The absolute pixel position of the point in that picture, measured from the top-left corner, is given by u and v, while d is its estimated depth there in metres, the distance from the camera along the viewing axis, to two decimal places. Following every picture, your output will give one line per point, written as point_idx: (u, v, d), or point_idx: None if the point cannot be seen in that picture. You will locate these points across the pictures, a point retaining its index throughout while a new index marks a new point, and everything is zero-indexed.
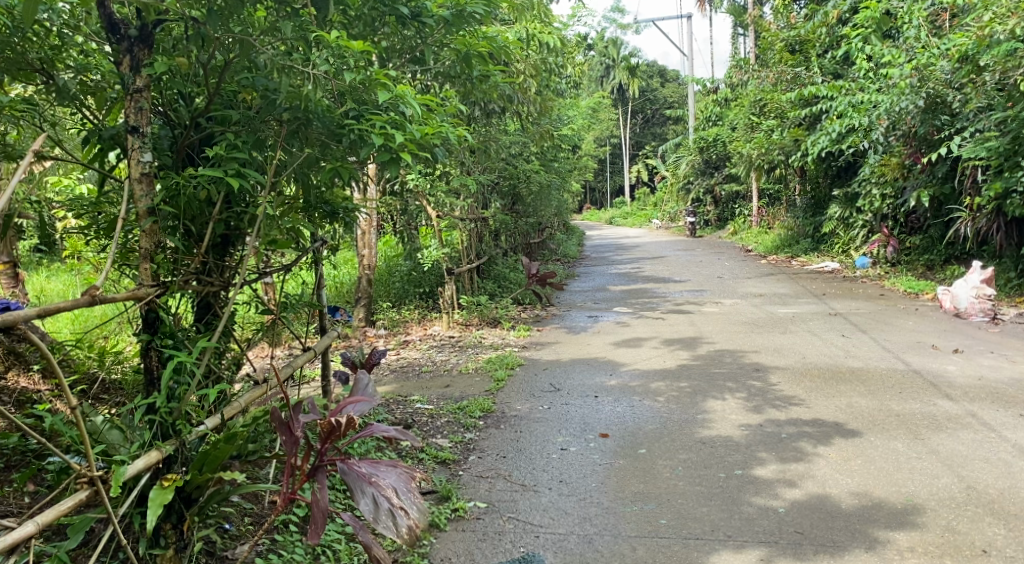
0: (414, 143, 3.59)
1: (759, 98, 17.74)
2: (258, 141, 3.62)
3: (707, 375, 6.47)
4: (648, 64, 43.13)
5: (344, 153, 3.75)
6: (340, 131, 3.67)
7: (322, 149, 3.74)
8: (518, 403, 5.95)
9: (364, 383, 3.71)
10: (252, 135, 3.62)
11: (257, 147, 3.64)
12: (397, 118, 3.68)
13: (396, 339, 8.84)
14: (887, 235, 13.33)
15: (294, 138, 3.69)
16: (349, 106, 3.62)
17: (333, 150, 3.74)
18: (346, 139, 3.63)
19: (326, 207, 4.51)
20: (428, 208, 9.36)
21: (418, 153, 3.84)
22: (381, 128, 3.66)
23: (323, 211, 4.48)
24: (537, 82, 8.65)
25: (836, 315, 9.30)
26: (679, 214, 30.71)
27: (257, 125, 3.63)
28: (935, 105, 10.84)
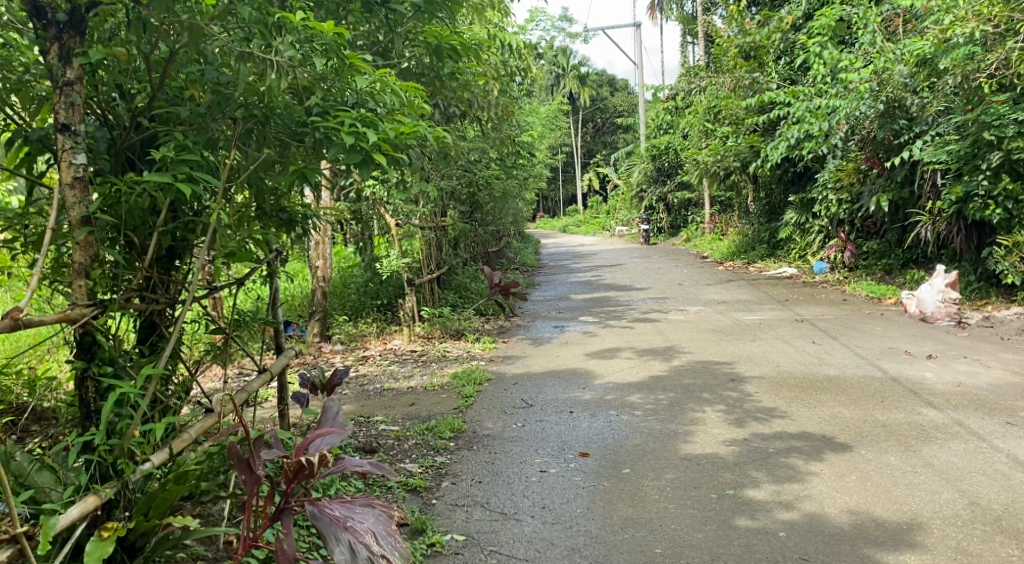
0: (387, 144, 3.25)
1: (713, 105, 17.69)
2: (208, 142, 3.27)
3: (684, 387, 6.22)
4: (597, 73, 43.19)
5: (306, 155, 3.43)
6: (302, 129, 3.35)
7: (281, 151, 3.44)
8: (488, 421, 5.63)
9: (333, 413, 3.36)
10: (200, 135, 3.26)
11: (208, 146, 3.28)
12: (367, 115, 3.35)
13: (354, 354, 8.45)
14: (845, 240, 13.29)
15: (250, 138, 3.38)
16: (314, 101, 3.32)
17: (294, 151, 3.43)
18: (310, 138, 3.33)
19: (283, 217, 4.16)
20: (388, 215, 9.08)
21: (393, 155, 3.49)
22: (349, 125, 3.34)
23: (280, 220, 4.16)
24: (496, 86, 8.36)
25: (803, 321, 9.14)
26: (632, 222, 30.65)
27: (207, 123, 3.27)
28: (892, 109, 10.70)
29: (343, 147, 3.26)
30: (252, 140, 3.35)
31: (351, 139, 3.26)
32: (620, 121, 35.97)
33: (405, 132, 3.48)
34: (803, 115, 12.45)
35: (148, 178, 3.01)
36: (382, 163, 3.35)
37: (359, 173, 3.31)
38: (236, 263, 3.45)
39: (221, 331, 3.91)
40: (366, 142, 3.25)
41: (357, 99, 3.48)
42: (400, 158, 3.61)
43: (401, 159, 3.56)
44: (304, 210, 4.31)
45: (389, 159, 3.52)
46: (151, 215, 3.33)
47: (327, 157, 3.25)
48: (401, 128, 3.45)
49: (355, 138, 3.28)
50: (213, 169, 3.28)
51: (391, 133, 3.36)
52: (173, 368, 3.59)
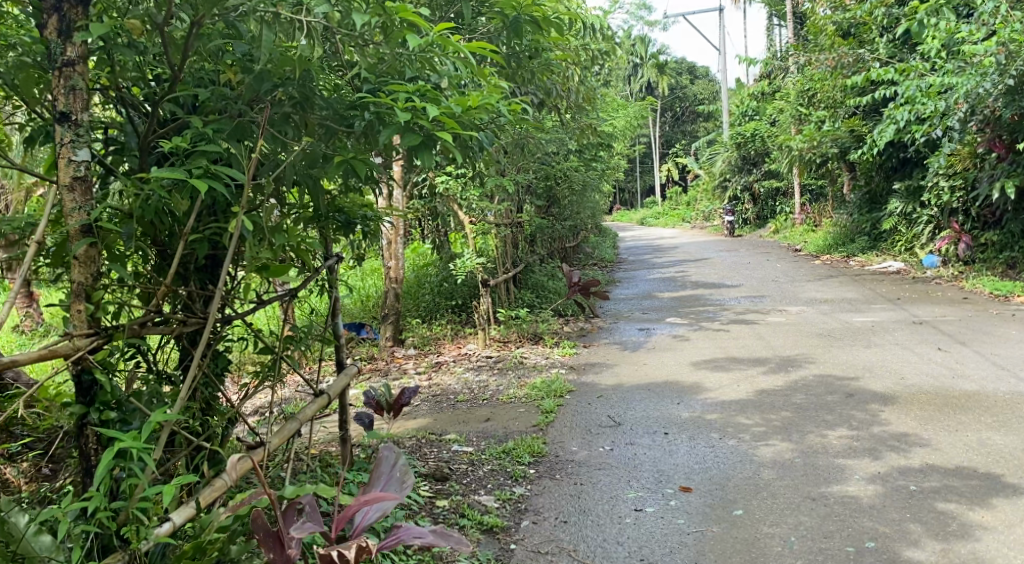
0: (452, 120, 2.70)
1: (807, 88, 16.71)
2: (238, 130, 2.80)
3: (797, 407, 5.54)
4: (678, 60, 41.95)
5: (359, 145, 2.88)
6: (350, 110, 2.85)
7: (328, 141, 2.90)
8: (572, 443, 4.98)
9: (391, 463, 2.80)
10: (228, 122, 2.79)
11: (236, 136, 2.80)
12: (427, 89, 2.81)
13: (427, 360, 7.90)
14: (959, 231, 12.25)
15: (288, 126, 2.88)
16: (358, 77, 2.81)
17: (342, 140, 2.88)
18: (358, 121, 2.80)
19: (339, 218, 3.67)
20: (461, 212, 8.54)
21: (462, 137, 2.91)
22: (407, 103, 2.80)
23: (337, 222, 3.68)
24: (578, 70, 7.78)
25: (922, 324, 8.29)
26: (715, 214, 29.50)
27: (240, 108, 2.82)
28: (1020, 85, 10.11)
29: (399, 128, 2.73)
30: (291, 126, 2.86)
31: (408, 118, 2.72)
32: (701, 110, 34.76)
33: (473, 108, 2.91)
34: (914, 95, 11.51)
35: (158, 176, 2.53)
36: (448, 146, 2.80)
37: (418, 160, 2.76)
38: (278, 274, 2.88)
39: (271, 349, 3.34)
40: (425, 119, 2.71)
41: (416, 74, 2.97)
42: (469, 142, 3.06)
43: (470, 142, 3.01)
44: (366, 210, 3.81)
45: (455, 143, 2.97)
46: (176, 221, 2.86)
47: (379, 142, 2.72)
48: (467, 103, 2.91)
49: (410, 115, 2.74)
50: (245, 161, 2.77)
51: (456, 108, 2.81)
52: (209, 396, 3.11)
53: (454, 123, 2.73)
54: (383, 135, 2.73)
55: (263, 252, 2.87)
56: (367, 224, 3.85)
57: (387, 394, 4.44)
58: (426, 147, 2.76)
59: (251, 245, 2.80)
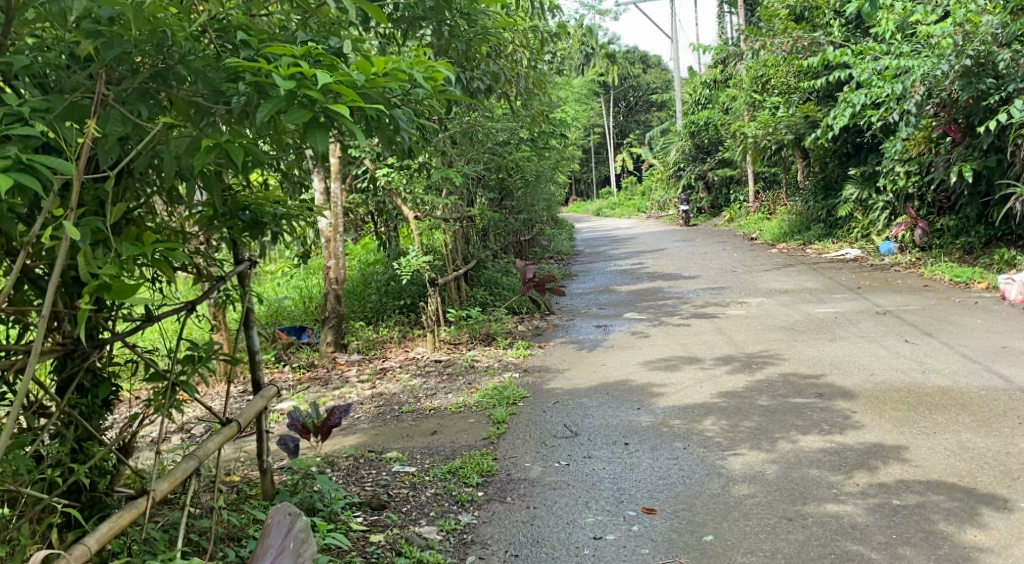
0: (348, 90, 2.31)
1: (761, 74, 16.51)
2: (75, 110, 2.44)
3: (764, 410, 5.18)
4: (630, 49, 41.67)
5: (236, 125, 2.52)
6: (228, 85, 2.51)
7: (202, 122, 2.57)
8: (525, 459, 4.54)
9: (284, 533, 2.45)
10: (60, 101, 2.44)
11: (66, 116, 2.43)
12: (318, 52, 2.43)
13: (370, 366, 7.41)
14: (914, 218, 12.11)
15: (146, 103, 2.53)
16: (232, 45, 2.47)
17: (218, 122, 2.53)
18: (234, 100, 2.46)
19: (243, 219, 3.28)
20: (405, 207, 8.06)
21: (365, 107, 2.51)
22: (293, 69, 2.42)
23: (244, 222, 3.30)
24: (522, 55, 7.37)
25: (886, 313, 8.05)
26: (670, 203, 29.31)
27: (78, 82, 2.49)
28: (978, 67, 9.78)
29: (284, 102, 2.33)
30: (150, 103, 2.55)
31: (296, 89, 2.33)
32: (653, 99, 34.55)
33: (378, 75, 2.52)
34: (870, 77, 11.41)
35: None
36: (347, 123, 2.40)
37: (312, 142, 2.36)
38: (121, 294, 2.32)
39: (159, 374, 2.86)
40: (314, 89, 2.32)
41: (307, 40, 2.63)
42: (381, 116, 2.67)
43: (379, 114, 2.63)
44: (276, 207, 3.43)
45: (361, 118, 2.58)
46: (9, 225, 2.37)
47: (260, 119, 2.33)
48: (371, 71, 2.53)
49: (298, 86, 2.35)
50: (76, 150, 2.34)
51: (357, 76, 2.43)
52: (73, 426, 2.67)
53: (353, 93, 2.33)
54: (262, 110, 2.33)
55: (105, 264, 2.35)
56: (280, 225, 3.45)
57: (314, 415, 3.95)
58: (318, 123, 2.37)
59: (88, 257, 2.30)
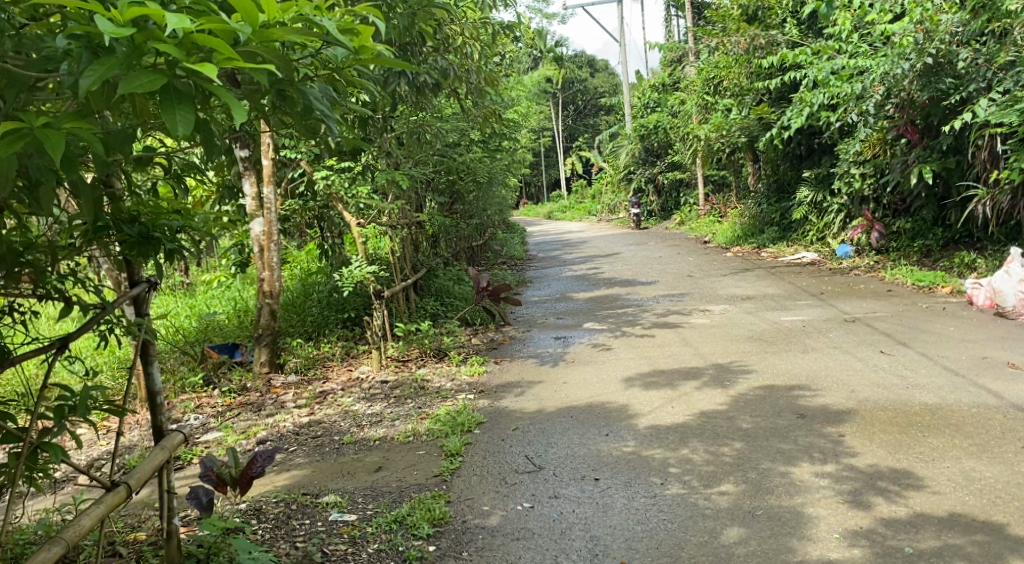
0: (218, 44, 2.03)
1: (713, 75, 16.24)
2: None
3: (744, 436, 4.70)
4: (578, 53, 41.15)
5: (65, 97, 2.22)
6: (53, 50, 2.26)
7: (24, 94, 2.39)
8: (482, 501, 4.02)
9: None
10: None
11: None
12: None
13: (309, 389, 6.78)
14: (871, 219, 11.86)
15: None
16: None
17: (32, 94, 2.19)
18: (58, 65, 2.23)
19: (126, 232, 2.78)
20: (347, 213, 7.43)
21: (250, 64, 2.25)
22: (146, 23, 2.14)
23: (132, 238, 2.80)
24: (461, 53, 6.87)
25: (856, 320, 7.69)
26: (620, 206, 29.00)
27: None
28: (938, 66, 9.45)
29: (124, 64, 2.06)
30: None
31: (140, 46, 2.07)
32: (602, 103, 34.24)
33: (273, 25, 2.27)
34: (827, 77, 11.12)
35: None
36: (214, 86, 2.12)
37: (171, 116, 2.08)
38: None
39: (14, 434, 2.30)
40: (167, 44, 2.05)
41: None
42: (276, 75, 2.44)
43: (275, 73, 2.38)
44: (173, 218, 2.98)
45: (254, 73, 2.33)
46: None
47: (90, 87, 2.04)
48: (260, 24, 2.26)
49: (145, 39, 2.07)
50: None
51: (236, 27, 2.14)
52: None
53: (222, 48, 2.05)
54: (94, 76, 2.03)
55: None
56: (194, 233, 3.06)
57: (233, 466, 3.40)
58: (178, 93, 2.11)
59: None
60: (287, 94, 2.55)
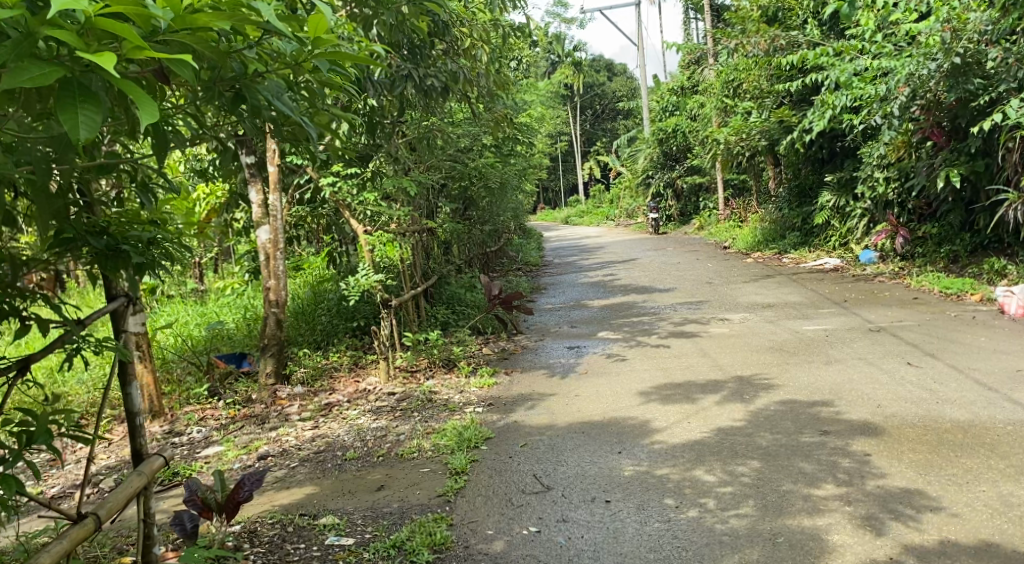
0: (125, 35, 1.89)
1: (733, 78, 15.97)
2: None
3: (764, 454, 4.46)
4: (597, 58, 40.92)
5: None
6: None
7: None
8: (487, 524, 3.84)
9: None
10: None
11: None
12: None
13: (314, 401, 6.61)
14: (895, 224, 11.56)
15: None
16: None
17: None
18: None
19: (93, 244, 2.74)
20: (354, 220, 7.24)
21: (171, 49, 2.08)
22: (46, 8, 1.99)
23: (96, 249, 2.77)
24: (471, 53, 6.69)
25: (881, 329, 7.42)
26: (638, 211, 28.72)
27: None
28: (966, 66, 9.17)
29: (11, 54, 1.89)
30: None
31: (31, 33, 1.89)
32: (620, 107, 34.00)
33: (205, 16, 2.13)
34: (849, 79, 10.84)
35: None
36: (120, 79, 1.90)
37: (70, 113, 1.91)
38: None
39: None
40: (64, 30, 1.86)
41: None
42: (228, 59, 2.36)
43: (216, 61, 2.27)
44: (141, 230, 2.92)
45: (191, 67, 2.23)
46: None
47: None
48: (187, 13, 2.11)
49: (40, 27, 1.90)
50: None
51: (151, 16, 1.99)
52: None
53: (127, 35, 1.89)
54: None
55: None
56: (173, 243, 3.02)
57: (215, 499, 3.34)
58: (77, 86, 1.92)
59: None
60: (243, 96, 2.45)
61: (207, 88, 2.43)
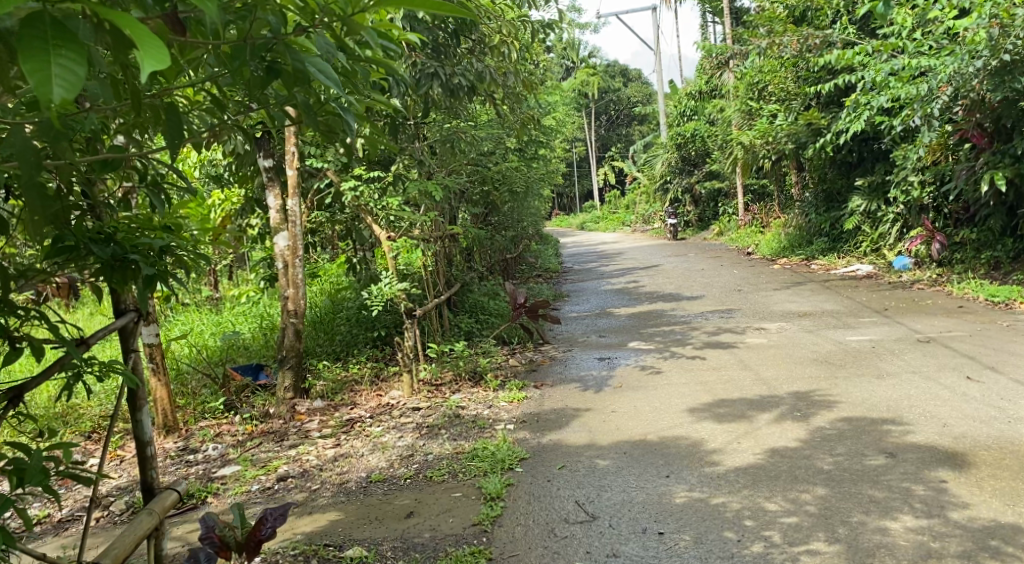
0: None
1: (758, 80, 15.55)
2: None
3: (829, 480, 4.09)
4: (612, 63, 40.56)
5: None
6: None
7: None
8: (529, 561, 3.58)
9: None
10: None
11: None
12: None
13: (335, 417, 6.28)
14: (932, 230, 11.14)
15: None
16: None
17: None
18: None
19: (96, 252, 2.42)
20: (377, 226, 6.87)
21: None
22: None
23: (100, 257, 2.45)
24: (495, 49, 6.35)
25: (930, 340, 7.03)
26: (655, 217, 28.32)
27: None
28: (1012, 63, 8.75)
29: None
30: None
31: None
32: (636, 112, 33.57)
33: None
34: (886, 79, 10.43)
35: None
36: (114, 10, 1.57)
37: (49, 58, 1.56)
38: None
39: None
40: None
41: None
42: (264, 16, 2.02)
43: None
44: (153, 235, 2.61)
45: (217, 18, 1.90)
46: None
47: None
48: None
49: None
50: None
51: None
52: None
53: None
54: None
55: None
56: (189, 251, 2.71)
57: (240, 537, 3.05)
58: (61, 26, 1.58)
59: None
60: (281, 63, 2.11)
61: (236, 51, 2.09)
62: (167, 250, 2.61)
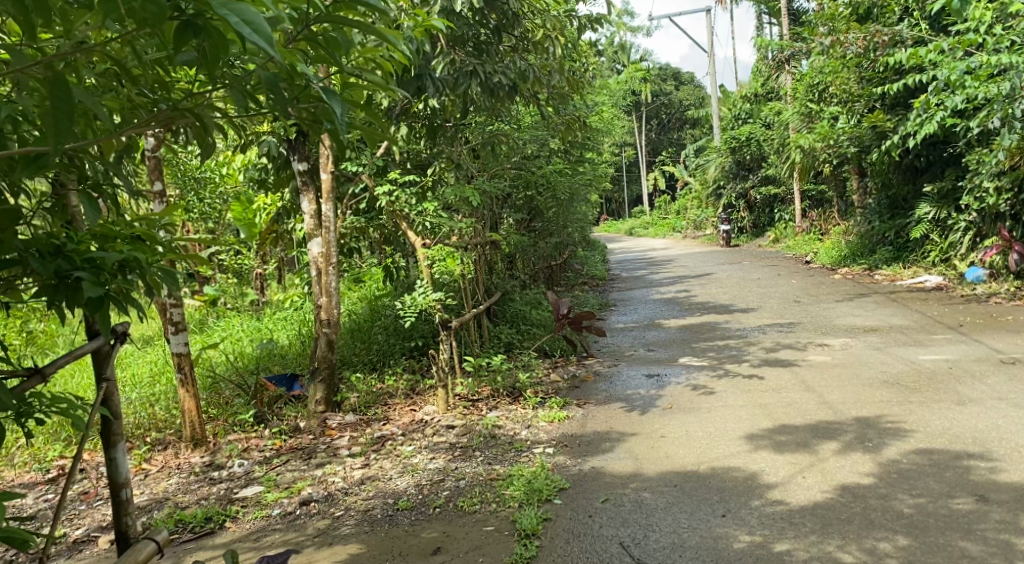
0: None
1: (819, 82, 14.85)
2: None
3: (911, 526, 3.59)
4: (665, 64, 39.74)
5: None
6: None
7: None
8: None
9: None
10: None
11: None
12: None
13: (366, 434, 5.91)
14: (1008, 239, 10.41)
15: None
16: None
17: None
18: None
19: (36, 269, 2.31)
20: (411, 232, 6.55)
21: None
22: None
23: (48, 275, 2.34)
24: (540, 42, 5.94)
25: (1015, 362, 6.41)
26: (706, 222, 27.57)
27: None
28: None
29: None
30: None
31: None
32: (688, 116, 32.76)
33: None
34: (961, 79, 9.76)
35: None
36: None
37: None
38: None
39: None
40: None
41: None
42: None
43: None
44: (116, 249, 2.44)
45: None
46: None
47: None
48: None
49: None
50: None
51: None
52: None
53: None
54: None
55: None
56: (160, 267, 2.53)
57: None
58: None
59: None
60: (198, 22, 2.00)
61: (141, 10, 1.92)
62: (131, 268, 2.44)
